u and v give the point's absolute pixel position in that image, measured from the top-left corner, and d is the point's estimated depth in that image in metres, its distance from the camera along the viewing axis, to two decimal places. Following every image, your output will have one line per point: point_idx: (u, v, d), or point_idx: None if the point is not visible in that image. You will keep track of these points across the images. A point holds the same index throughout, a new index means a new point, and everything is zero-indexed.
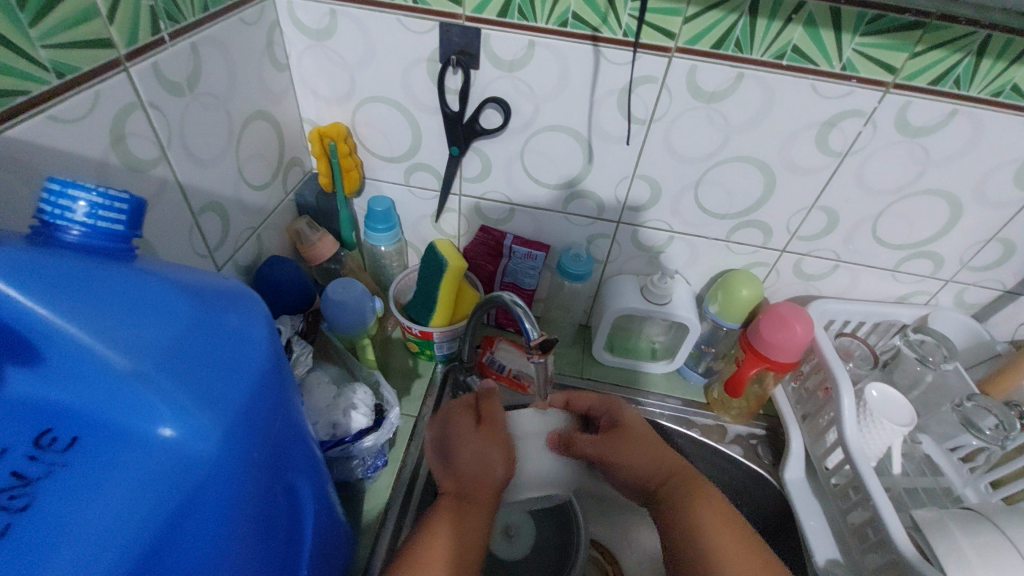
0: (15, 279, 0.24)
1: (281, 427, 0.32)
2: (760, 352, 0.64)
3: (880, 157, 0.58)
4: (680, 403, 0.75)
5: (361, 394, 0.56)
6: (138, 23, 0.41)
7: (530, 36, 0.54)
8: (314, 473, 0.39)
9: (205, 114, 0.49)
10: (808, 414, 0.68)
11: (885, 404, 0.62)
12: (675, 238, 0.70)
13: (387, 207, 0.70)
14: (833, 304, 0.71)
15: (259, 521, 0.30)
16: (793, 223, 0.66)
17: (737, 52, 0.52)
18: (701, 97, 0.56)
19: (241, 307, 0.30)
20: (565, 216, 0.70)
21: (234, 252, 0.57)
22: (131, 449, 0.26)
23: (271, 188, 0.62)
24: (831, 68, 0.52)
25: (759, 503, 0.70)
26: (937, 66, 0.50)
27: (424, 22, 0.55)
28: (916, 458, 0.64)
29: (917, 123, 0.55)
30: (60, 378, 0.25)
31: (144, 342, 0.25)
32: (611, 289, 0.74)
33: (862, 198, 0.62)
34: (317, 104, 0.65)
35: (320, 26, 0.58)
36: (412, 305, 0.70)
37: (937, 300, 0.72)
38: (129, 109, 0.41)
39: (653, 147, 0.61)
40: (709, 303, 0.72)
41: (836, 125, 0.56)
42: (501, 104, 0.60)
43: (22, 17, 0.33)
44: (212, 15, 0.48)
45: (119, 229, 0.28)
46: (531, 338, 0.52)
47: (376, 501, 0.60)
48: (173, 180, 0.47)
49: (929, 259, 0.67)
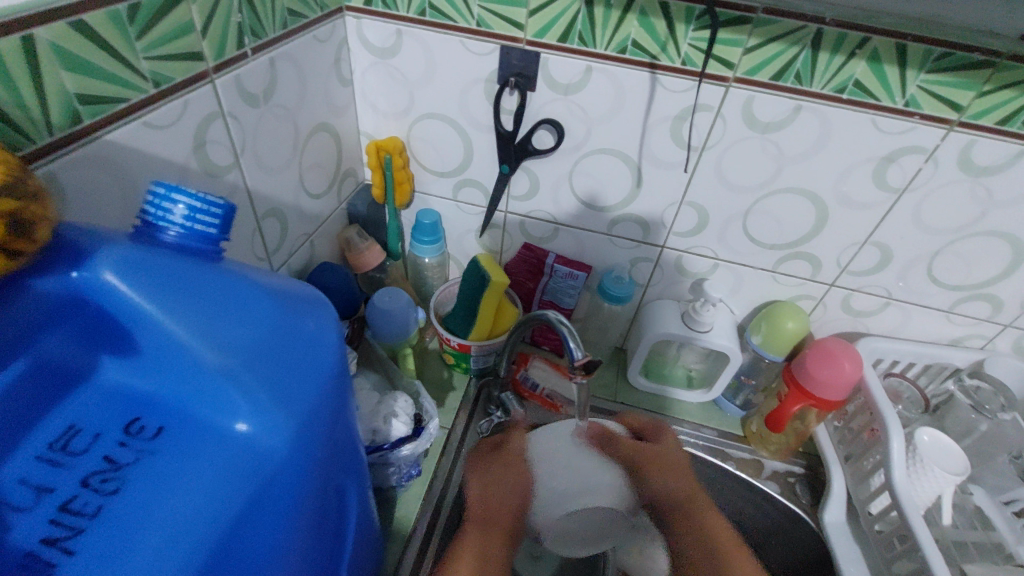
0: (130, 278, 0.26)
1: (342, 430, 0.32)
2: (805, 388, 0.62)
3: (940, 195, 0.57)
4: (716, 434, 0.73)
5: (402, 403, 0.57)
6: (226, 39, 0.43)
7: (588, 61, 0.56)
8: (360, 476, 0.39)
9: (275, 124, 0.52)
10: (852, 455, 0.66)
11: (936, 450, 0.60)
12: (720, 266, 0.69)
13: (434, 220, 0.71)
14: (883, 343, 0.68)
15: (314, 520, 0.31)
16: (844, 257, 0.64)
17: (796, 84, 0.52)
18: (756, 127, 0.56)
19: (316, 312, 0.31)
20: (609, 238, 0.70)
21: (289, 256, 0.60)
22: (209, 441, 0.27)
23: (326, 198, 0.65)
24: (894, 103, 0.52)
25: (797, 544, 0.68)
26: (1006, 106, 0.49)
27: (485, 45, 0.57)
28: (967, 510, 0.62)
29: (982, 162, 0.53)
30: (150, 369, 0.27)
31: (232, 340, 0.27)
32: (651, 313, 0.73)
33: (920, 237, 0.60)
34: (376, 119, 0.67)
35: (385, 45, 0.60)
36: (452, 316, 0.71)
37: (993, 345, 0.69)
38: (211, 118, 0.44)
39: (705, 174, 0.61)
40: (751, 333, 0.70)
41: (895, 160, 0.55)
42: (554, 126, 0.61)
43: (130, 31, 0.36)
44: (290, 32, 0.51)
45: (212, 232, 0.30)
46: (576, 358, 0.51)
47: (407, 511, 0.60)
48: (243, 186, 0.49)
49: (988, 302, 0.64)
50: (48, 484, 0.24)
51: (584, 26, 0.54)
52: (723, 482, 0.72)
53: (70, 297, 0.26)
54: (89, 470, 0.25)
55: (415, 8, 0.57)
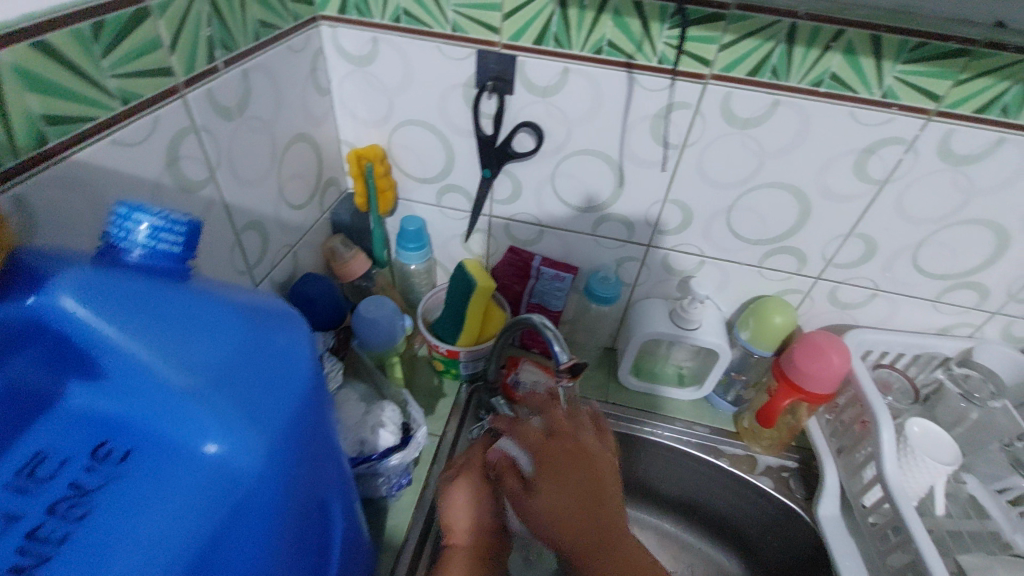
0: (93, 302, 0.26)
1: (320, 445, 0.32)
2: (794, 382, 0.62)
3: (922, 185, 0.57)
4: (709, 431, 0.73)
5: (389, 412, 0.57)
6: (196, 53, 0.43)
7: (565, 63, 0.55)
8: (344, 489, 0.39)
9: (251, 136, 0.52)
10: (844, 447, 0.66)
11: (926, 440, 0.60)
12: (706, 263, 0.69)
13: (418, 227, 0.70)
14: (872, 334, 0.68)
15: (294, 538, 0.31)
16: (829, 250, 0.64)
17: (773, 79, 0.52)
18: (735, 123, 0.56)
19: (288, 328, 0.30)
20: (593, 238, 0.70)
21: (271, 268, 0.59)
22: (179, 463, 0.26)
23: (307, 209, 0.64)
24: (871, 95, 0.51)
25: (792, 538, 0.68)
26: (983, 94, 0.49)
27: (462, 50, 0.57)
28: (961, 499, 0.61)
29: (961, 152, 0.53)
30: (116, 392, 0.27)
31: (199, 361, 0.27)
32: (640, 312, 0.73)
33: (903, 227, 0.60)
34: (355, 127, 0.67)
35: (361, 53, 0.60)
36: (440, 322, 0.70)
37: (981, 332, 0.69)
38: (184, 133, 0.44)
39: (686, 172, 0.61)
40: (740, 329, 0.70)
41: (875, 152, 0.55)
42: (534, 129, 0.61)
43: (95, 49, 0.35)
44: (263, 44, 0.51)
45: (177, 250, 0.29)
46: (562, 361, 0.51)
47: (400, 520, 0.60)
48: (219, 200, 0.49)
49: (974, 291, 0.64)
50: (14, 512, 0.24)
51: (559, 28, 0.53)
52: (717, 479, 0.71)
53: (32, 323, 0.26)
54: (55, 497, 0.25)
55: (390, 15, 0.56)
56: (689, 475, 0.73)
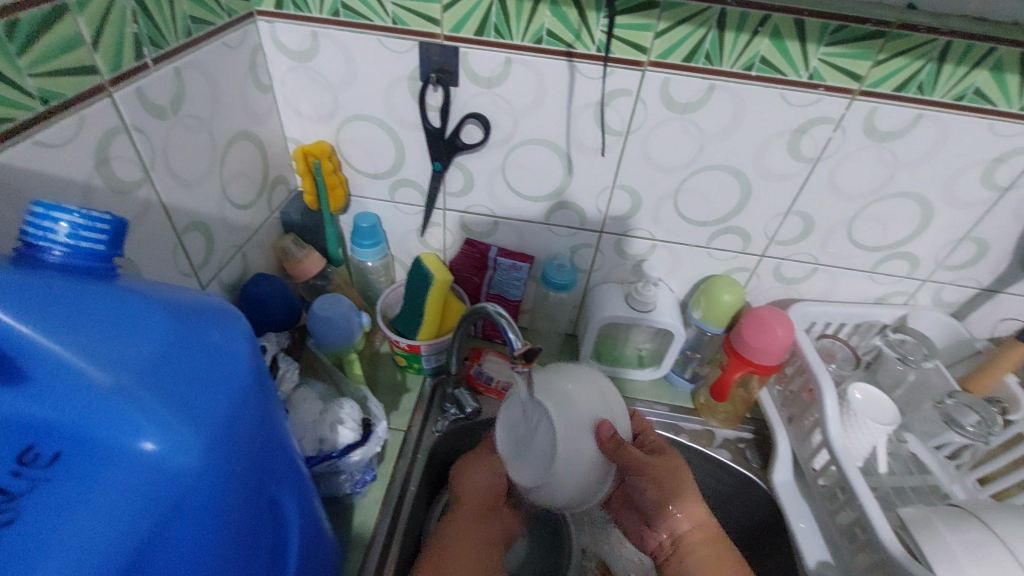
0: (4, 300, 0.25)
1: (266, 441, 0.32)
2: (743, 355, 0.65)
3: (851, 162, 0.60)
4: (668, 409, 0.75)
5: (348, 409, 0.57)
6: (123, 50, 0.42)
7: (506, 53, 0.56)
8: (299, 486, 0.38)
9: (188, 135, 0.50)
10: (794, 416, 0.69)
11: (868, 404, 0.63)
12: (658, 246, 0.71)
13: (372, 223, 0.70)
14: (813, 307, 0.72)
15: (241, 534, 0.31)
16: (771, 228, 0.67)
17: (706, 64, 0.54)
18: (675, 108, 0.58)
19: (222, 323, 0.30)
20: (547, 227, 0.71)
21: (219, 270, 0.58)
22: (111, 463, 0.26)
23: (255, 208, 0.63)
24: (799, 77, 0.54)
25: (750, 506, 0.71)
26: (900, 73, 0.52)
27: (404, 42, 0.57)
28: (902, 456, 0.66)
29: (885, 128, 0.56)
30: (38, 394, 0.26)
31: (125, 359, 0.26)
32: (597, 298, 0.74)
33: (837, 203, 0.63)
34: (301, 124, 0.66)
35: (301, 48, 0.59)
36: (400, 318, 0.70)
37: (915, 300, 0.73)
38: (114, 133, 0.42)
39: (632, 157, 0.62)
40: (692, 309, 0.73)
41: (807, 131, 0.58)
42: (481, 120, 0.61)
43: (11, 48, 0.34)
44: (195, 40, 0.49)
45: (101, 249, 0.29)
46: (516, 347, 0.52)
47: (366, 516, 0.60)
48: (157, 202, 0.48)
49: (905, 260, 0.68)
50: None
51: (498, 18, 0.54)
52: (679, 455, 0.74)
53: None
54: None
55: (328, 9, 0.56)
56: None
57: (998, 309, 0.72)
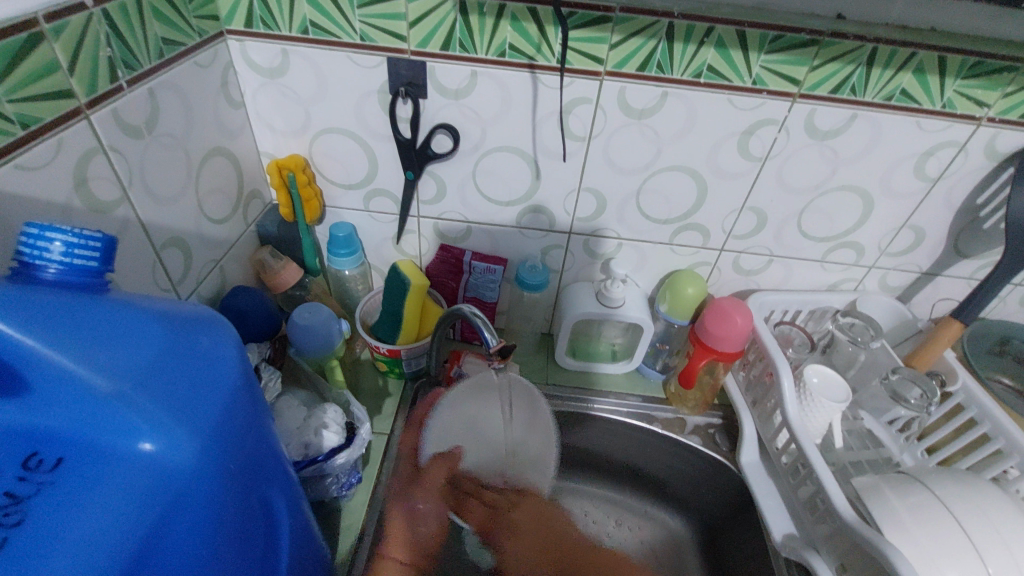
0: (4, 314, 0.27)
1: (256, 443, 0.34)
2: (708, 344, 0.69)
3: (796, 158, 0.64)
4: (641, 400, 0.79)
5: (332, 413, 0.58)
6: (97, 73, 0.43)
7: (472, 66, 0.59)
8: (288, 487, 0.40)
9: (164, 153, 0.52)
10: (757, 399, 0.73)
11: (824, 385, 0.67)
12: (624, 245, 0.75)
13: (348, 232, 0.72)
14: (770, 296, 0.77)
15: (234, 531, 0.32)
16: (727, 224, 0.71)
17: (659, 73, 0.58)
18: (632, 114, 0.61)
19: (212, 330, 0.32)
20: (518, 230, 0.74)
21: (197, 284, 0.59)
22: (113, 465, 0.28)
23: (230, 222, 0.64)
24: (744, 82, 0.58)
25: (721, 488, 0.74)
26: (834, 76, 0.57)
27: (372, 58, 0.59)
28: (858, 432, 0.71)
29: (825, 127, 0.61)
30: (40, 403, 0.27)
31: (123, 365, 0.28)
32: (569, 296, 0.77)
33: (786, 198, 0.68)
34: (274, 138, 0.68)
35: (272, 65, 0.61)
36: (379, 324, 0.72)
37: (864, 285, 0.79)
38: (91, 154, 0.44)
39: (595, 161, 0.66)
40: (659, 303, 0.77)
41: (754, 133, 0.62)
42: (450, 130, 0.64)
43: None
44: (168, 61, 0.51)
45: (93, 265, 0.31)
46: (491, 345, 0.55)
47: (353, 518, 0.61)
48: (135, 219, 0.49)
49: (852, 249, 0.74)
50: None
51: (462, 34, 0.57)
52: (654, 443, 0.77)
53: None
54: None
55: (297, 27, 0.58)
56: (628, 443, 0.79)
57: (937, 290, 0.78)
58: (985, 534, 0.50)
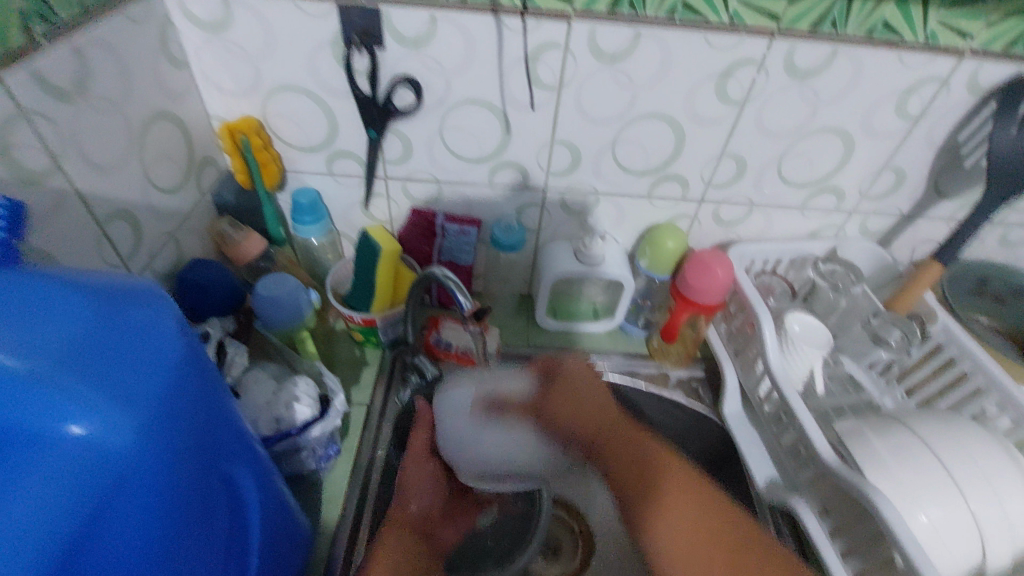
0: None
1: (209, 419, 0.32)
2: (688, 297, 0.68)
3: (776, 101, 0.62)
4: (624, 356, 0.78)
5: (303, 386, 0.57)
6: (9, 28, 0.39)
7: (430, 11, 0.55)
8: (255, 463, 0.39)
9: (100, 118, 0.48)
10: (739, 350, 0.73)
11: (806, 333, 0.67)
12: (602, 199, 0.72)
13: (312, 198, 0.68)
14: (751, 247, 0.76)
15: (192, 511, 0.31)
16: (707, 173, 0.69)
17: (631, 11, 0.54)
18: (604, 59, 0.58)
19: (147, 303, 0.30)
20: (492, 188, 0.71)
21: (150, 260, 0.56)
22: (40, 451, 0.25)
23: (183, 192, 0.60)
24: (720, 20, 0.55)
25: (706, 439, 0.75)
26: (814, 9, 0.54)
27: (322, 5, 0.55)
28: (839, 377, 0.70)
29: (805, 66, 0.58)
30: None
31: (42, 344, 0.25)
32: (547, 255, 0.75)
33: (765, 143, 0.66)
34: (223, 100, 0.63)
35: (213, 18, 0.56)
36: (352, 293, 0.69)
37: (844, 231, 0.77)
38: (13, 120, 0.40)
39: (567, 111, 0.63)
40: (639, 258, 0.75)
41: (732, 75, 0.59)
42: (411, 83, 0.60)
43: None
44: (93, 14, 0.46)
45: None
46: (466, 309, 0.53)
47: (335, 490, 0.60)
48: (71, 190, 0.45)
49: (833, 194, 0.72)
50: None
51: None
52: (638, 400, 0.77)
53: None
54: None
55: None
56: None
57: (917, 233, 0.77)
58: (964, 470, 0.51)
